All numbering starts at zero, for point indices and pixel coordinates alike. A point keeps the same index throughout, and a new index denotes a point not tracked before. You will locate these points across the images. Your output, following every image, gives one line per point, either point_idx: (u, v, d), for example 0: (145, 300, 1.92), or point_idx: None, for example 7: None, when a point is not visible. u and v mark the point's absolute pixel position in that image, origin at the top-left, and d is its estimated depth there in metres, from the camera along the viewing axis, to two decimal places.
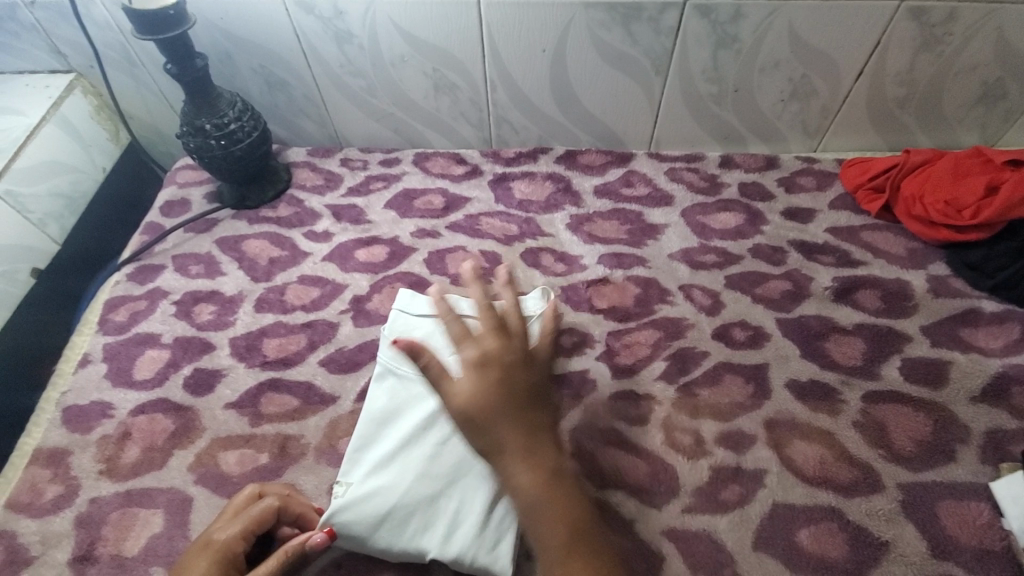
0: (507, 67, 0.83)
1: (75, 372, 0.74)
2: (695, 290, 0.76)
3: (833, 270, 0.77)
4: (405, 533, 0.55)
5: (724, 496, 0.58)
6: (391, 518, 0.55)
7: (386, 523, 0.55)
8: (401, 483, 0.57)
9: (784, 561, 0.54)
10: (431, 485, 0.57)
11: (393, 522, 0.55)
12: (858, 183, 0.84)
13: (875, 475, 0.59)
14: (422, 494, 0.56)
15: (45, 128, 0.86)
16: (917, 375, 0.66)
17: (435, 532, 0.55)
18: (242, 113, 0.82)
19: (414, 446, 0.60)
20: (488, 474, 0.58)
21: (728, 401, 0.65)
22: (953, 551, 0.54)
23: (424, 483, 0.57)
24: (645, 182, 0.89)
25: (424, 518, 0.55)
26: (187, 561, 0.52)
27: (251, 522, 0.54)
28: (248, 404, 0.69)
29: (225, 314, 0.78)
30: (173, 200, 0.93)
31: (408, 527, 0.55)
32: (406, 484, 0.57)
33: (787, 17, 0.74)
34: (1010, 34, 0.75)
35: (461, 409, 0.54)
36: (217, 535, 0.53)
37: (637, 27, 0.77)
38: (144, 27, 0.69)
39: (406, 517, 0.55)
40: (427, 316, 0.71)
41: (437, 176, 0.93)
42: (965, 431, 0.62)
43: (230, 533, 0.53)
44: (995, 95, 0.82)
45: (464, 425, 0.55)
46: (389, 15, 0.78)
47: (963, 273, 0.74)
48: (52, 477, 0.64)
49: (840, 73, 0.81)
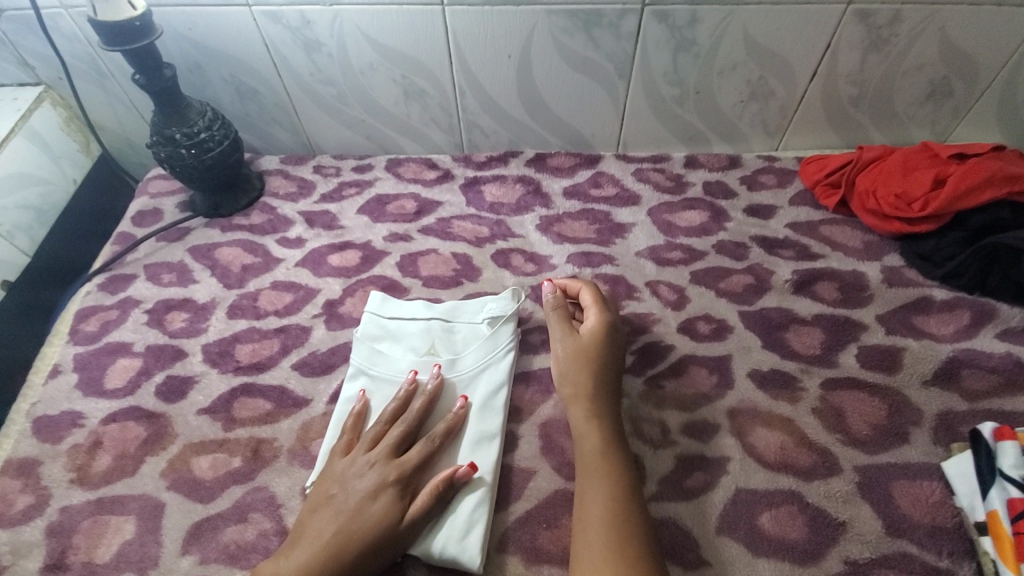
0: (474, 73, 0.85)
1: (45, 383, 0.74)
2: (660, 285, 0.78)
3: (793, 264, 0.79)
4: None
5: (688, 483, 0.60)
6: None
7: None
8: None
9: (746, 544, 0.56)
10: None
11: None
12: (815, 179, 0.87)
13: (833, 458, 0.61)
14: None
15: (14, 141, 0.86)
16: (873, 361, 0.69)
17: None
18: (212, 122, 0.83)
19: None
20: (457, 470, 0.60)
21: (693, 392, 0.67)
22: (907, 528, 0.56)
23: None
24: (613, 183, 0.91)
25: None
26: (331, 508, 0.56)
27: (402, 460, 0.59)
28: (221, 409, 0.69)
29: (197, 321, 0.78)
30: (144, 209, 0.93)
31: None
32: None
33: (741, 21, 0.77)
34: (954, 34, 0.78)
35: (579, 348, 0.66)
36: (366, 477, 0.57)
37: (599, 32, 0.79)
38: (110, 38, 0.70)
39: None
40: (399, 317, 0.73)
41: (409, 181, 0.94)
42: (918, 414, 0.64)
43: (374, 476, 0.57)
44: (944, 92, 0.86)
45: (570, 368, 0.65)
46: (356, 24, 0.80)
47: (916, 263, 0.77)
48: (22, 487, 0.64)
49: (795, 74, 0.84)
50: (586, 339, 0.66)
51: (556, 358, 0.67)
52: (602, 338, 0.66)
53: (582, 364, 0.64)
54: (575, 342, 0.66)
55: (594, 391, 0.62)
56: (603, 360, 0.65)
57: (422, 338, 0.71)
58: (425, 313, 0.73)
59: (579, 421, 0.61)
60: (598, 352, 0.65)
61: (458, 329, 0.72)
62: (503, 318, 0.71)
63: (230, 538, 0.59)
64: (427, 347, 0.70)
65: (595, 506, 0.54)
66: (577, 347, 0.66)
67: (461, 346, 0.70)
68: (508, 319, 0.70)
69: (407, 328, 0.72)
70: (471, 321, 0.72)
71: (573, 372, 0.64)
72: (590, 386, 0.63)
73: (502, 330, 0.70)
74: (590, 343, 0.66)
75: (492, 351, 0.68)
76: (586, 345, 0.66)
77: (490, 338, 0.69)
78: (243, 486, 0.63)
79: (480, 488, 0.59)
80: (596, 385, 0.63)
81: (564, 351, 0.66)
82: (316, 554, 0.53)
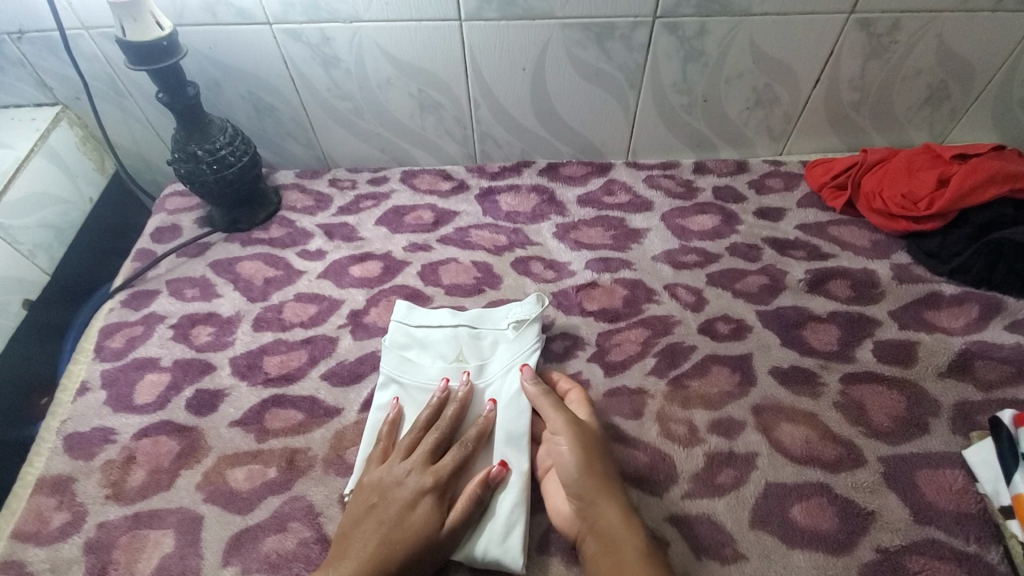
0: (489, 86, 0.87)
1: (73, 400, 0.74)
2: (678, 288, 0.80)
3: (805, 264, 0.82)
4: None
5: (720, 479, 0.62)
6: None
7: None
8: None
9: (781, 536, 0.57)
10: None
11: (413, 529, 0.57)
12: (822, 182, 0.90)
13: (857, 450, 0.63)
14: None
15: (34, 160, 0.86)
16: (889, 355, 0.71)
17: None
18: (233, 139, 0.84)
19: None
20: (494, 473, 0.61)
21: (717, 390, 0.69)
22: (934, 515, 0.58)
23: None
24: (625, 190, 0.93)
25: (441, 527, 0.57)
26: (374, 512, 0.57)
27: (439, 466, 0.60)
28: (252, 421, 0.70)
29: (223, 335, 0.79)
30: (163, 226, 0.94)
31: None
32: None
33: (748, 32, 0.80)
34: (950, 40, 0.82)
35: (593, 436, 0.61)
36: (407, 482, 0.58)
37: (611, 44, 0.82)
38: (137, 57, 0.71)
39: None
40: (426, 325, 0.74)
41: (425, 192, 0.96)
42: (936, 405, 0.66)
43: (415, 482, 0.58)
44: (941, 96, 0.89)
45: (587, 462, 0.58)
46: (375, 40, 0.82)
47: (923, 260, 0.80)
48: (57, 504, 0.64)
49: (799, 81, 0.87)
50: (587, 430, 0.62)
51: (568, 448, 0.59)
52: (600, 432, 0.63)
53: (597, 456, 0.59)
54: (585, 432, 0.61)
55: (618, 484, 0.58)
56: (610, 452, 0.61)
57: (450, 345, 0.72)
58: (452, 319, 0.74)
59: (615, 521, 0.55)
60: (605, 444, 0.62)
61: (483, 335, 0.73)
62: (528, 321, 0.72)
63: (271, 548, 0.59)
64: (455, 354, 0.71)
65: None
66: (588, 438, 0.61)
67: (489, 351, 0.71)
68: (533, 321, 0.72)
69: (434, 336, 0.73)
70: (497, 325, 0.73)
71: (592, 464, 0.58)
72: (610, 482, 0.58)
73: (527, 332, 0.71)
74: (594, 436, 0.61)
75: (519, 352, 0.70)
76: (591, 440, 0.61)
77: (516, 341, 0.71)
78: (281, 496, 0.63)
79: (514, 491, 0.60)
80: (617, 479, 0.59)
81: (576, 441, 0.60)
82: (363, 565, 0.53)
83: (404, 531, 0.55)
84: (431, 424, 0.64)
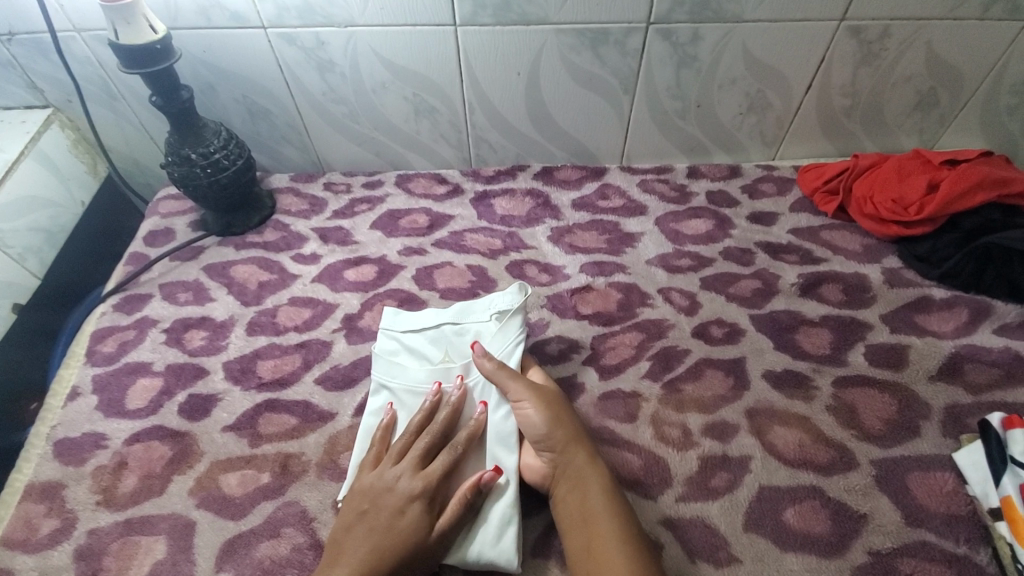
0: (484, 90, 0.88)
1: (64, 405, 0.73)
2: (672, 292, 0.81)
3: (798, 268, 0.82)
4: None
5: (714, 483, 0.62)
6: None
7: None
8: None
9: (774, 539, 0.58)
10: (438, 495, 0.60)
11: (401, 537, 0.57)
12: (814, 187, 0.90)
13: (850, 453, 0.64)
14: None
15: (24, 163, 0.85)
16: (880, 359, 0.71)
17: None
18: (227, 142, 0.84)
19: None
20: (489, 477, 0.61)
21: (711, 394, 0.69)
22: (925, 517, 0.59)
23: None
24: (620, 195, 0.94)
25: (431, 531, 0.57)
26: (365, 518, 0.56)
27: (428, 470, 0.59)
28: (246, 426, 0.70)
29: (216, 339, 0.79)
30: (156, 229, 0.93)
31: None
32: None
33: (741, 38, 0.81)
34: (939, 47, 0.83)
35: (551, 393, 0.65)
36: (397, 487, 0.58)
37: (606, 49, 0.82)
38: (131, 60, 0.71)
39: None
40: (413, 328, 0.73)
41: (420, 197, 0.96)
42: (927, 408, 0.67)
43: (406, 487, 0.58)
44: (930, 102, 0.90)
45: (548, 414, 0.62)
46: (370, 45, 0.82)
47: (914, 265, 0.81)
48: (47, 511, 0.64)
49: (791, 87, 0.88)
50: (545, 390, 0.65)
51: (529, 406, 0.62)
52: (557, 390, 0.66)
53: (557, 408, 0.63)
54: (543, 389, 0.65)
55: (581, 433, 0.62)
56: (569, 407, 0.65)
57: (437, 346, 0.71)
58: (438, 320, 0.74)
59: (582, 465, 0.59)
60: (563, 399, 0.66)
61: (469, 332, 0.72)
62: (510, 312, 0.71)
63: (264, 554, 0.59)
64: (442, 354, 0.71)
65: (613, 549, 0.52)
66: (546, 393, 0.64)
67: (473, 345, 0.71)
68: (515, 312, 0.71)
69: (422, 339, 0.72)
70: (480, 319, 0.73)
71: (556, 416, 0.62)
72: (573, 431, 0.62)
73: (510, 323, 0.71)
74: (552, 393, 0.65)
75: (504, 344, 0.69)
76: (550, 396, 0.64)
77: (499, 333, 0.70)
78: (274, 501, 0.63)
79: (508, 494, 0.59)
80: (580, 428, 0.63)
81: (536, 397, 0.63)
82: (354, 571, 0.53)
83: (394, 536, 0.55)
84: (422, 428, 0.63)
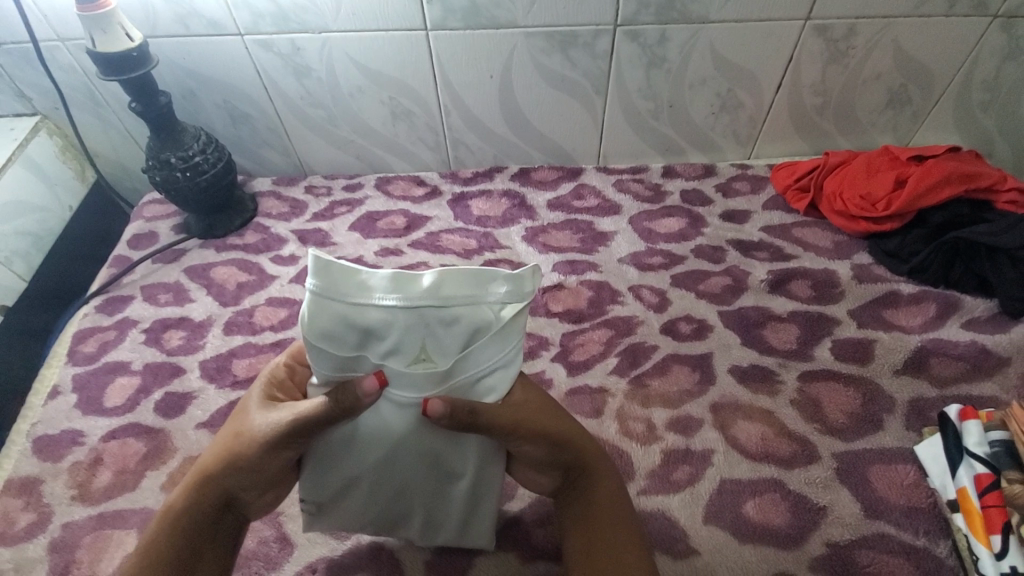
0: (458, 94, 0.89)
1: (44, 404, 0.75)
2: (643, 289, 0.81)
3: (768, 265, 0.83)
4: (378, 529, 0.58)
5: (676, 476, 0.62)
6: (376, 524, 0.57)
7: (371, 525, 0.57)
8: (371, 504, 0.55)
9: (733, 531, 0.58)
10: (405, 505, 0.55)
11: (341, 520, 0.57)
12: (786, 184, 0.91)
13: (811, 447, 0.64)
14: (399, 511, 0.56)
15: (13, 169, 0.88)
16: (847, 354, 0.72)
17: (421, 530, 0.57)
18: (206, 146, 0.86)
19: (375, 483, 0.53)
20: (461, 495, 0.54)
21: (677, 389, 0.70)
22: (884, 510, 0.59)
23: (399, 504, 0.55)
24: (595, 195, 0.94)
25: (395, 525, 0.57)
26: (236, 423, 0.54)
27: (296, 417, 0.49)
28: (219, 422, 0.71)
29: (194, 338, 0.80)
30: (140, 232, 0.95)
31: (395, 527, 0.57)
32: (375, 506, 0.55)
33: (708, 39, 0.82)
34: (906, 45, 0.83)
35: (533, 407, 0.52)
36: (271, 418, 0.51)
37: (575, 52, 0.84)
38: (108, 68, 0.73)
39: (390, 522, 0.57)
40: (375, 312, 0.45)
41: (398, 199, 0.97)
42: (891, 402, 0.67)
43: (274, 418, 0.51)
44: (902, 99, 0.91)
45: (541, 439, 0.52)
46: (344, 50, 0.84)
47: (884, 260, 0.81)
48: (24, 505, 0.65)
49: (761, 86, 0.89)
50: (527, 404, 0.52)
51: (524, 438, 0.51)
52: (540, 397, 0.54)
53: (550, 427, 0.53)
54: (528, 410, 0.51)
55: (578, 446, 0.55)
56: (559, 414, 0.55)
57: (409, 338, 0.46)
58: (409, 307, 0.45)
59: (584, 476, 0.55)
60: (550, 408, 0.54)
61: (456, 324, 0.46)
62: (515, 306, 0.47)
63: None
64: (417, 349, 0.47)
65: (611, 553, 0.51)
66: (533, 415, 0.52)
67: (461, 342, 0.47)
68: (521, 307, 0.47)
69: (384, 327, 0.46)
70: (474, 309, 0.46)
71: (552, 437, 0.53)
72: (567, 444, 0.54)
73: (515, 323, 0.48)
74: (538, 405, 0.53)
75: (503, 347, 0.49)
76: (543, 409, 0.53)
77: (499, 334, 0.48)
78: None
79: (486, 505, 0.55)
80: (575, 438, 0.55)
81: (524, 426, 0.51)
82: (199, 492, 0.52)
83: (237, 450, 0.51)
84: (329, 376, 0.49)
